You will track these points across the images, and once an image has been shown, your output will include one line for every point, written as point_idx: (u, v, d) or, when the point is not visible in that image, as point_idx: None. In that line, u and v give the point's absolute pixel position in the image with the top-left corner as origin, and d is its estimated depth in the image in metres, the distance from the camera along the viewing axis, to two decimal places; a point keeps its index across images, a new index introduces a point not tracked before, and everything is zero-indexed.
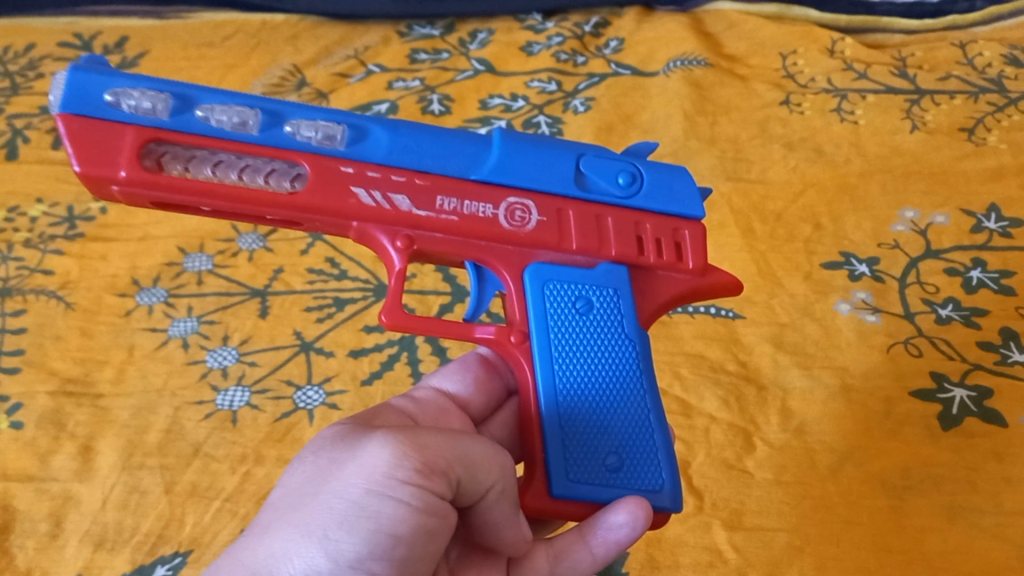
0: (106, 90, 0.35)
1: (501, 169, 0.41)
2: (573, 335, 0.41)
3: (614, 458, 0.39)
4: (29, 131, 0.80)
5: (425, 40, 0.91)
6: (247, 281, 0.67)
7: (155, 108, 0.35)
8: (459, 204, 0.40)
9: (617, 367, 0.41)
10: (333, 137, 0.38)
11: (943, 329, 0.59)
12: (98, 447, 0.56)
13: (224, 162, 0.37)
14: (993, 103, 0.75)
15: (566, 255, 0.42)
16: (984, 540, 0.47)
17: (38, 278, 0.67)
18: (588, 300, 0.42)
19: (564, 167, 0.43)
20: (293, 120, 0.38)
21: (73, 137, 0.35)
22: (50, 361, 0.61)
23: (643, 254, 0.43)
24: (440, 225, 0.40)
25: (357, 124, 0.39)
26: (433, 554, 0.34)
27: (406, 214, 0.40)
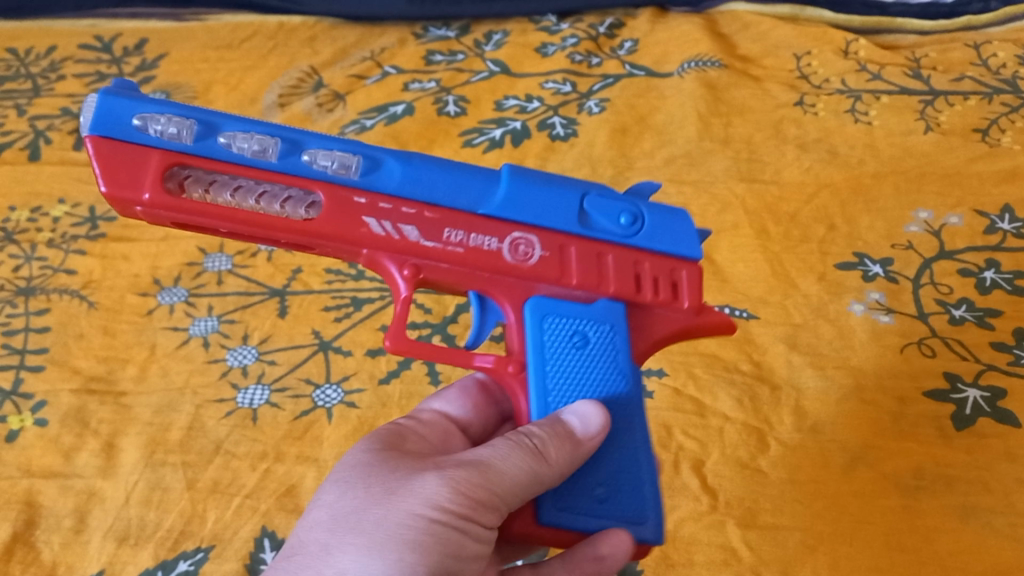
0: (134, 114, 0.36)
1: (507, 206, 0.42)
2: (567, 367, 0.42)
3: (602, 489, 0.40)
4: (51, 132, 0.81)
5: (441, 41, 0.92)
6: (266, 281, 0.67)
7: (179, 133, 0.36)
8: (465, 236, 0.41)
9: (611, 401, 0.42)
10: (348, 167, 0.39)
11: (957, 330, 0.59)
12: (121, 444, 0.57)
13: (238, 186, 0.38)
14: (1007, 104, 0.75)
15: (567, 289, 0.43)
16: (997, 540, 0.48)
17: (61, 277, 0.68)
18: (585, 335, 0.42)
19: (568, 204, 0.43)
20: (310, 149, 0.38)
21: (101, 158, 0.36)
22: (74, 359, 0.62)
23: (642, 292, 0.43)
24: (445, 256, 0.41)
25: (372, 155, 0.40)
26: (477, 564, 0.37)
27: (414, 244, 0.40)
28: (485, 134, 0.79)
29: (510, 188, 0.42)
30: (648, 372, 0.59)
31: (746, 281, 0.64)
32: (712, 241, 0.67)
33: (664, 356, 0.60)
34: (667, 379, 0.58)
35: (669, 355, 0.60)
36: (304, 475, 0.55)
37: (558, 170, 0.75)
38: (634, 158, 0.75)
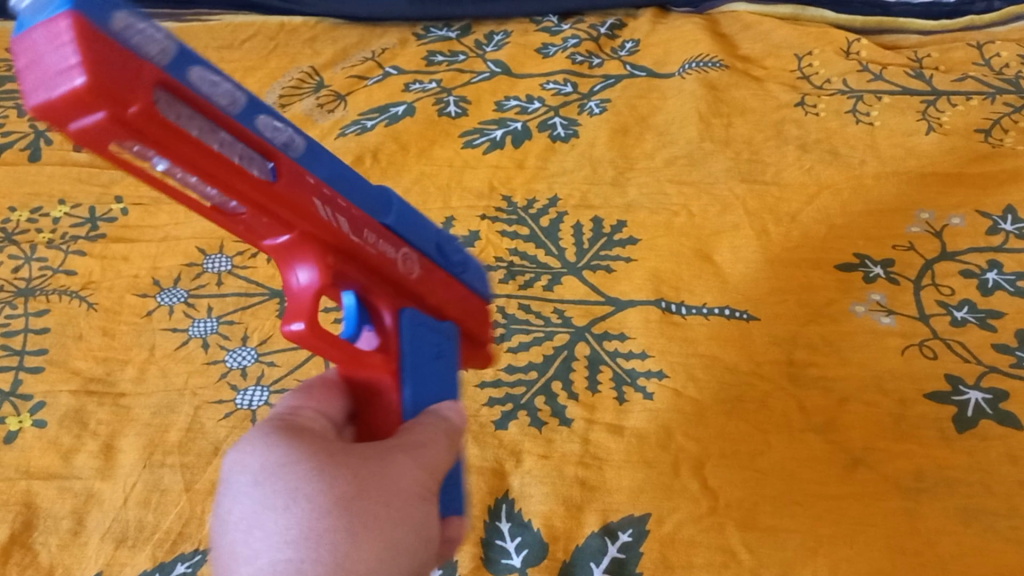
0: (115, 7, 0.28)
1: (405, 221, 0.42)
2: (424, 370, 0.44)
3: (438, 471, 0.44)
4: (52, 133, 0.81)
5: (442, 41, 0.92)
6: (266, 282, 0.67)
7: (163, 49, 0.29)
8: (376, 239, 0.40)
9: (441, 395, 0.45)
10: (294, 144, 0.35)
11: (958, 332, 0.59)
12: (120, 445, 0.57)
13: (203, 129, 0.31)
14: (1009, 104, 0.75)
15: (428, 305, 0.45)
16: (999, 543, 0.48)
17: (61, 278, 0.68)
18: (441, 349, 0.46)
19: (433, 236, 0.44)
20: (266, 112, 0.34)
21: (85, 46, 0.26)
22: (73, 360, 0.62)
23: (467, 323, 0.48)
24: (360, 254, 0.39)
25: (310, 141, 0.36)
26: None
27: (341, 235, 0.37)
28: (486, 135, 0.79)
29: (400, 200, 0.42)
30: (648, 373, 0.59)
31: (747, 281, 0.64)
32: (713, 241, 0.67)
33: (664, 357, 0.59)
34: (667, 380, 0.58)
35: (670, 357, 0.59)
36: None
37: (558, 171, 0.75)
38: (635, 159, 0.75)
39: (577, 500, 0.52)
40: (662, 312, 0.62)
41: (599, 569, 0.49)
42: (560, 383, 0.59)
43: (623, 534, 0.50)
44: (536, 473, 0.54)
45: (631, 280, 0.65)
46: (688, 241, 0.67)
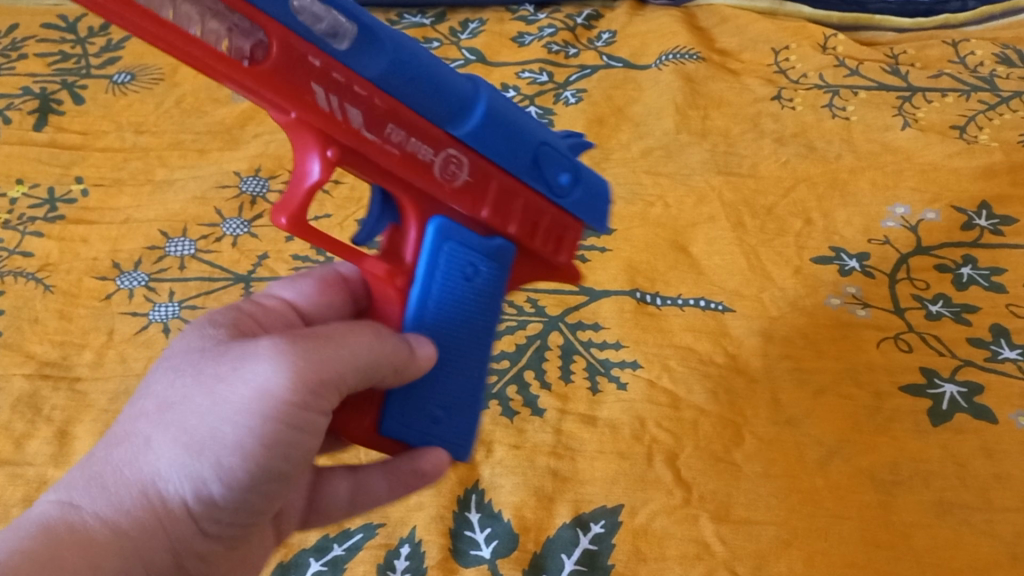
0: None
1: (486, 130, 0.38)
2: (446, 295, 0.41)
3: (440, 412, 0.42)
4: (11, 112, 0.79)
5: (416, 28, 0.91)
6: (231, 267, 0.65)
7: None
8: (406, 137, 0.36)
9: (476, 328, 0.43)
10: (338, 32, 0.33)
11: (934, 325, 0.59)
12: (75, 432, 0.54)
13: (244, 31, 0.31)
14: (984, 101, 0.75)
15: (473, 217, 0.41)
16: (973, 537, 0.47)
17: (17, 259, 0.65)
18: (476, 269, 0.42)
19: (527, 149, 0.40)
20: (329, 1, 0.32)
21: None
22: (28, 343, 0.59)
23: (535, 240, 0.43)
24: (381, 152, 0.36)
25: (370, 29, 0.34)
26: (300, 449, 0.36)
27: (355, 130, 0.35)
28: None
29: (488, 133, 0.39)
30: (622, 364, 0.58)
31: (722, 273, 0.63)
32: (687, 233, 0.66)
33: (639, 347, 0.58)
34: (640, 370, 0.57)
35: (644, 348, 0.58)
36: None
37: None
38: (610, 149, 0.74)
39: (549, 491, 0.51)
40: (636, 302, 0.62)
41: (571, 560, 0.48)
42: (532, 373, 0.58)
43: (595, 525, 0.49)
44: (507, 463, 0.52)
45: (606, 271, 0.64)
46: (663, 232, 0.67)
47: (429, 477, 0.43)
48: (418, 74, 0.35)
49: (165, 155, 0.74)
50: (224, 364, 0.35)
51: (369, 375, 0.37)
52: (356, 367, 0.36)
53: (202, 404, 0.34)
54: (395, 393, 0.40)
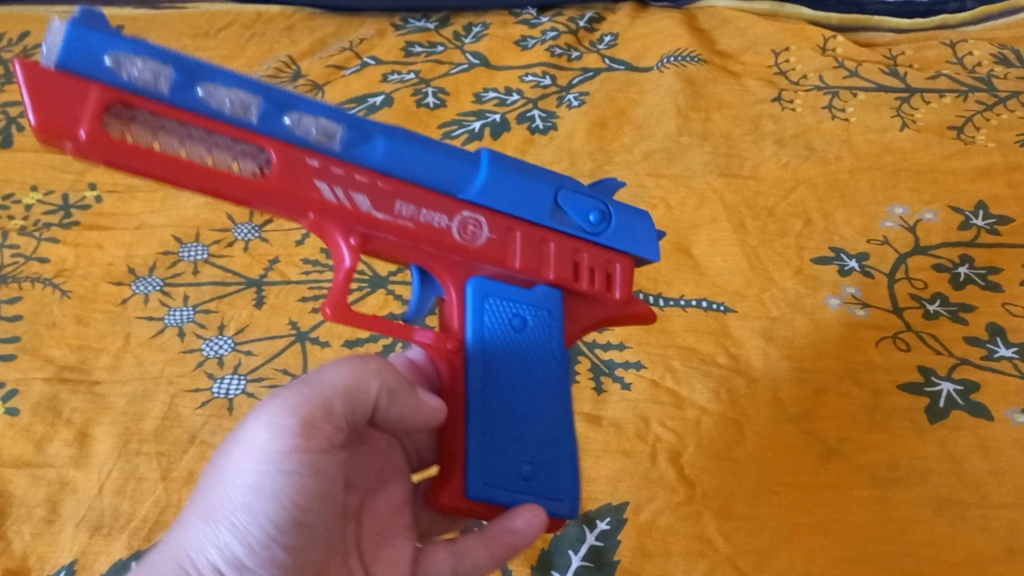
0: (123, 51, 0.31)
1: (496, 188, 0.42)
2: (503, 348, 0.42)
3: (528, 467, 0.41)
4: (23, 119, 0.80)
5: (420, 33, 0.92)
6: (243, 271, 0.67)
7: (154, 79, 0.32)
8: (417, 210, 0.39)
9: (542, 379, 0.43)
10: (331, 135, 0.37)
11: (931, 324, 0.60)
12: (95, 434, 0.55)
13: (249, 154, 0.35)
14: (982, 102, 0.77)
15: (508, 272, 0.43)
16: (969, 531, 0.48)
17: (33, 265, 0.67)
18: (523, 318, 0.43)
19: (543, 196, 0.43)
20: (295, 112, 0.36)
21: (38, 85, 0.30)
22: (46, 348, 0.61)
23: (580, 282, 0.45)
24: (396, 228, 0.39)
25: (358, 125, 0.38)
26: (319, 498, 0.37)
27: (364, 214, 0.38)
28: (464, 127, 0.79)
29: (499, 191, 0.42)
30: (626, 364, 0.59)
31: (724, 274, 0.65)
32: (689, 235, 0.68)
33: (642, 348, 0.60)
34: (644, 370, 0.58)
35: (648, 348, 0.60)
36: None
37: (537, 163, 0.75)
38: (613, 152, 0.76)
39: None
40: None
41: (578, 556, 0.49)
42: None
43: (601, 523, 0.51)
44: None
45: None
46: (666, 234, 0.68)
47: (534, 537, 0.40)
48: (413, 153, 0.39)
49: None
50: (233, 439, 0.38)
51: (355, 398, 0.39)
52: (338, 389, 0.38)
53: (217, 473, 0.37)
54: (476, 454, 0.40)
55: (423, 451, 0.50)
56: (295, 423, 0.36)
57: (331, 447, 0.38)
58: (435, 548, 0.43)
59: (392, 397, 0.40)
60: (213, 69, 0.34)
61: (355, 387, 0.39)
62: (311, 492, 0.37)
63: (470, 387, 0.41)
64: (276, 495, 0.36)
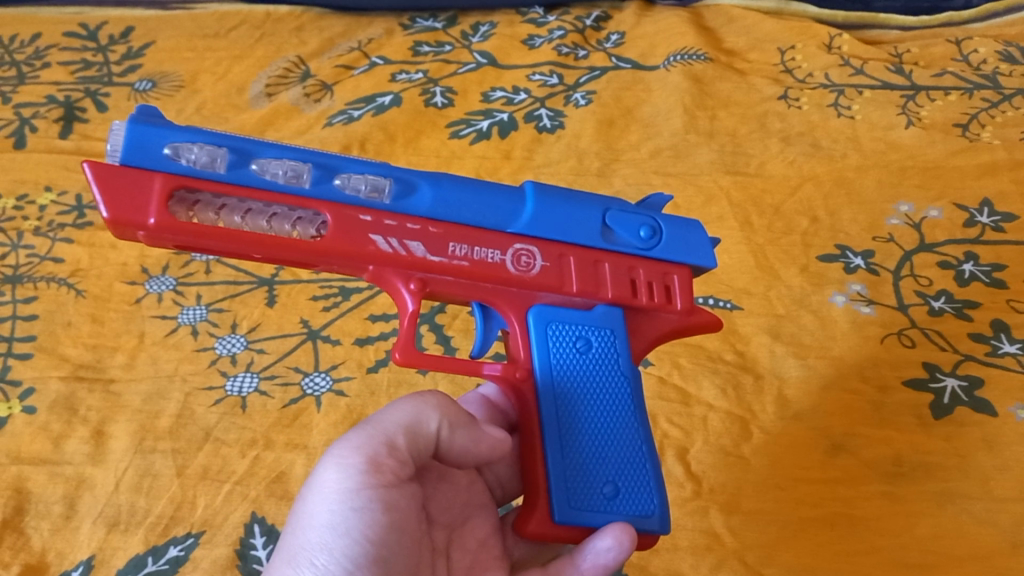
0: (175, 141, 0.36)
1: (542, 220, 0.44)
2: (570, 371, 0.43)
3: (610, 487, 0.42)
4: (37, 120, 0.81)
5: (428, 32, 0.93)
6: (255, 271, 0.68)
7: (212, 161, 0.37)
8: (469, 249, 0.42)
9: (614, 400, 0.44)
10: (379, 190, 0.41)
11: (936, 321, 0.60)
12: (111, 431, 0.56)
13: (304, 217, 0.39)
14: (987, 99, 0.77)
15: (567, 297, 0.45)
16: (973, 525, 0.49)
17: (48, 265, 0.68)
18: (587, 339, 0.44)
19: (591, 220, 0.45)
20: (344, 173, 0.40)
21: (102, 182, 0.35)
22: (62, 347, 0.62)
23: (638, 296, 0.46)
24: (451, 269, 0.42)
25: (404, 178, 0.41)
26: (399, 534, 0.39)
27: (420, 259, 0.41)
28: (472, 126, 0.79)
29: (547, 219, 0.44)
30: None
31: (731, 272, 0.65)
32: None
33: None
34: (651, 367, 0.59)
35: (655, 346, 0.60)
36: (293, 462, 0.54)
37: (545, 161, 0.76)
38: (620, 150, 0.76)
39: None
40: None
41: None
42: None
43: None
44: None
45: None
46: None
47: (626, 554, 0.40)
48: (460, 199, 0.42)
49: None
50: (305, 493, 0.40)
51: (417, 434, 0.41)
52: (400, 425, 0.41)
53: (293, 525, 0.39)
54: (558, 478, 0.41)
55: (506, 483, 0.51)
56: (364, 461, 0.39)
57: (400, 481, 0.40)
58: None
59: (453, 428, 0.42)
60: (266, 146, 0.39)
61: (417, 423, 0.41)
62: (390, 527, 0.38)
63: (544, 413, 0.42)
64: (351, 531, 0.37)
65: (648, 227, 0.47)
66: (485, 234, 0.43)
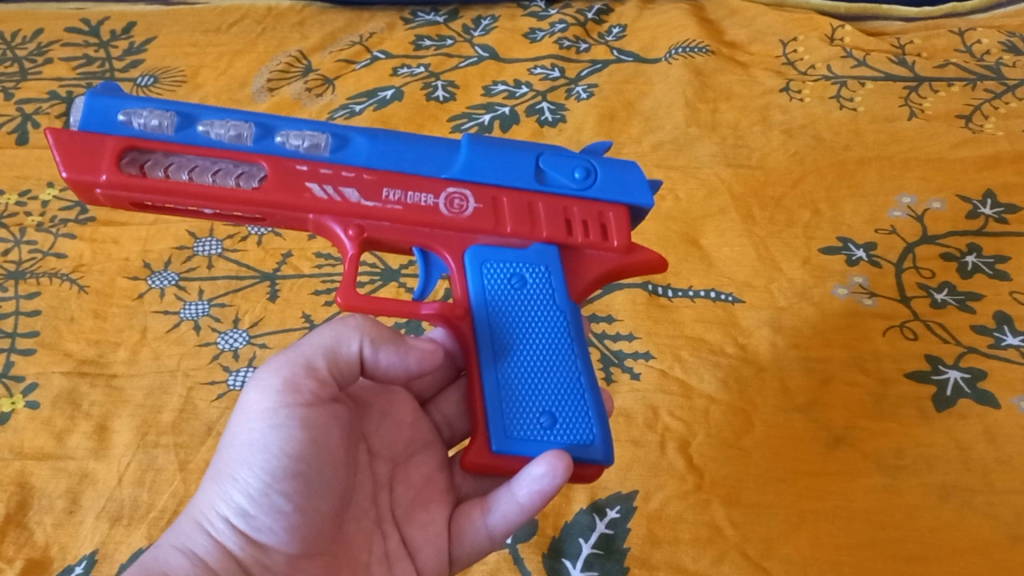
0: (122, 109, 0.41)
1: (473, 166, 0.46)
2: (505, 308, 0.44)
3: (546, 417, 0.43)
4: (39, 116, 0.81)
5: (430, 26, 0.92)
6: (257, 265, 0.68)
7: (161, 124, 0.41)
8: (403, 194, 0.44)
9: (551, 334, 0.45)
10: (318, 145, 0.43)
11: (938, 313, 0.60)
12: (113, 426, 0.57)
13: (248, 172, 0.42)
14: (990, 90, 0.77)
15: (502, 237, 0.45)
16: (975, 518, 0.49)
17: (51, 261, 0.68)
18: (521, 276, 0.45)
19: (524, 164, 0.47)
20: (283, 131, 0.43)
21: (59, 146, 0.39)
22: (65, 342, 0.62)
23: (574, 234, 0.46)
24: (386, 214, 0.44)
25: (341, 133, 0.44)
26: (327, 450, 0.41)
27: (355, 205, 0.43)
28: (474, 119, 0.79)
29: (481, 163, 0.46)
30: (636, 355, 0.60)
31: (732, 264, 0.65)
32: (698, 226, 0.68)
33: (651, 338, 0.60)
34: (653, 361, 0.59)
35: (656, 339, 0.60)
36: None
37: None
38: (622, 143, 0.76)
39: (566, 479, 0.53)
40: (649, 294, 0.63)
41: (588, 544, 0.50)
42: None
43: (610, 511, 0.51)
44: None
45: None
46: (675, 225, 0.68)
47: (561, 482, 0.41)
48: (392, 150, 0.45)
49: None
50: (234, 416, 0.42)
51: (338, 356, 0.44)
52: (321, 349, 0.43)
53: (224, 446, 0.41)
54: (491, 405, 0.43)
55: (454, 422, 0.52)
56: (282, 380, 0.41)
57: (322, 400, 0.42)
58: (466, 506, 0.46)
59: (376, 346, 0.45)
60: (211, 111, 0.42)
61: (337, 346, 0.44)
62: (313, 444, 0.40)
63: (480, 346, 0.44)
64: (270, 447, 0.39)
65: (584, 168, 0.47)
66: (419, 179, 0.45)
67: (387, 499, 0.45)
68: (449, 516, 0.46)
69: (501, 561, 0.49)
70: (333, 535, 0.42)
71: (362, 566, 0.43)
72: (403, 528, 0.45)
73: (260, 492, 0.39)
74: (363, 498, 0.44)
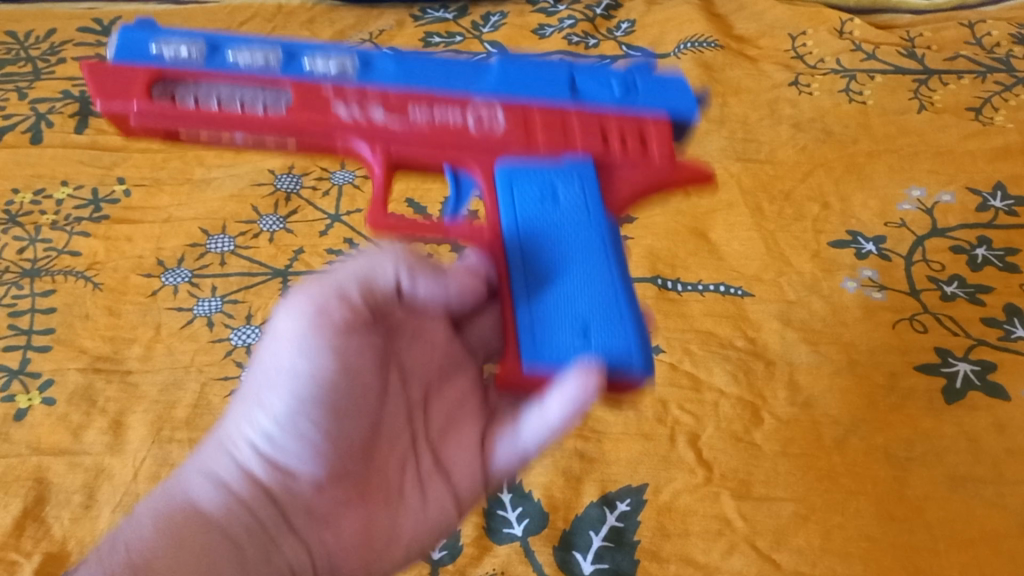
0: (154, 43, 0.42)
1: (507, 81, 0.45)
2: (539, 221, 0.41)
3: (580, 328, 0.37)
4: (53, 115, 0.82)
5: (439, 22, 0.93)
6: (268, 262, 0.68)
7: (189, 53, 0.42)
8: (430, 111, 0.43)
9: (586, 240, 0.41)
10: (345, 70, 0.44)
11: (948, 306, 0.60)
12: (129, 422, 0.57)
13: (274, 97, 0.42)
14: (1000, 82, 0.76)
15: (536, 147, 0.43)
16: (985, 509, 0.49)
17: (65, 259, 0.69)
18: (555, 188, 0.42)
19: (557, 80, 0.46)
20: (309, 56, 0.44)
21: (94, 77, 0.41)
22: (80, 339, 0.62)
23: (613, 142, 0.44)
24: (414, 126, 0.43)
25: (368, 58, 0.45)
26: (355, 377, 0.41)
27: (383, 122, 0.43)
28: None
29: (511, 77, 0.45)
30: None
31: (741, 258, 0.65)
32: (707, 220, 0.68)
33: (661, 332, 0.61)
34: (662, 354, 0.59)
35: (666, 332, 0.61)
36: None
37: None
38: None
39: (577, 472, 0.53)
40: (658, 288, 0.64)
41: (599, 537, 0.50)
42: None
43: (621, 504, 0.51)
44: None
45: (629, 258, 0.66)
46: (683, 219, 0.69)
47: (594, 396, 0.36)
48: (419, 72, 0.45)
49: (202, 155, 0.78)
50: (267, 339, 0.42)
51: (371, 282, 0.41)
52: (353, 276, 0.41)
53: (252, 382, 0.41)
54: (523, 319, 0.38)
55: (490, 343, 0.49)
56: (310, 302, 0.40)
57: (352, 329, 0.40)
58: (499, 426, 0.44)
59: (412, 274, 0.42)
60: (240, 40, 0.44)
61: (372, 273, 0.41)
62: (343, 370, 0.40)
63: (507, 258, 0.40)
64: (300, 371, 0.39)
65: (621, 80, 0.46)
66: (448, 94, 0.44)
67: (420, 420, 0.44)
68: (482, 435, 0.44)
69: (512, 554, 0.49)
70: (362, 457, 0.42)
71: (392, 489, 0.43)
72: (438, 448, 0.44)
73: (285, 418, 0.39)
74: (394, 420, 0.43)
